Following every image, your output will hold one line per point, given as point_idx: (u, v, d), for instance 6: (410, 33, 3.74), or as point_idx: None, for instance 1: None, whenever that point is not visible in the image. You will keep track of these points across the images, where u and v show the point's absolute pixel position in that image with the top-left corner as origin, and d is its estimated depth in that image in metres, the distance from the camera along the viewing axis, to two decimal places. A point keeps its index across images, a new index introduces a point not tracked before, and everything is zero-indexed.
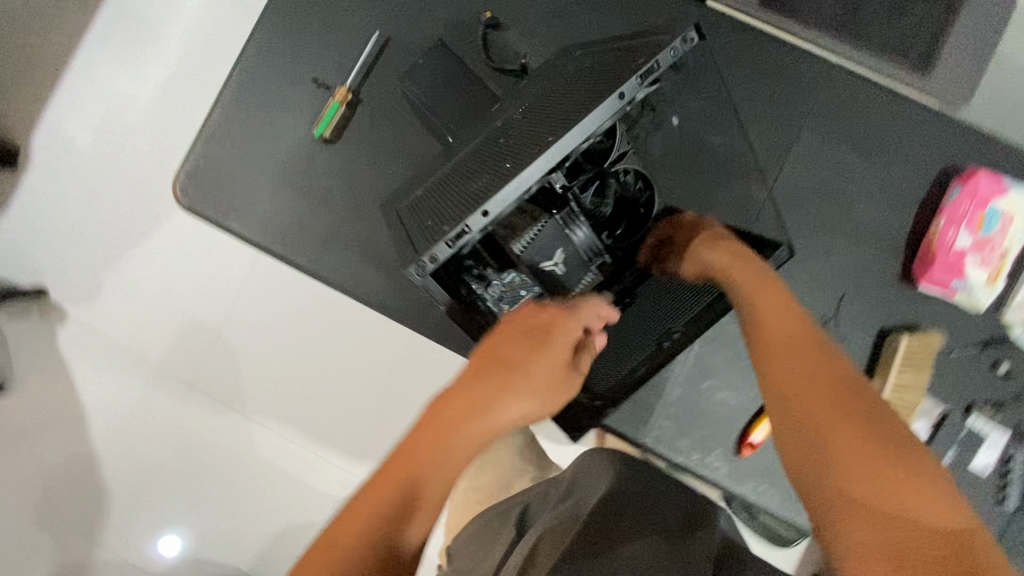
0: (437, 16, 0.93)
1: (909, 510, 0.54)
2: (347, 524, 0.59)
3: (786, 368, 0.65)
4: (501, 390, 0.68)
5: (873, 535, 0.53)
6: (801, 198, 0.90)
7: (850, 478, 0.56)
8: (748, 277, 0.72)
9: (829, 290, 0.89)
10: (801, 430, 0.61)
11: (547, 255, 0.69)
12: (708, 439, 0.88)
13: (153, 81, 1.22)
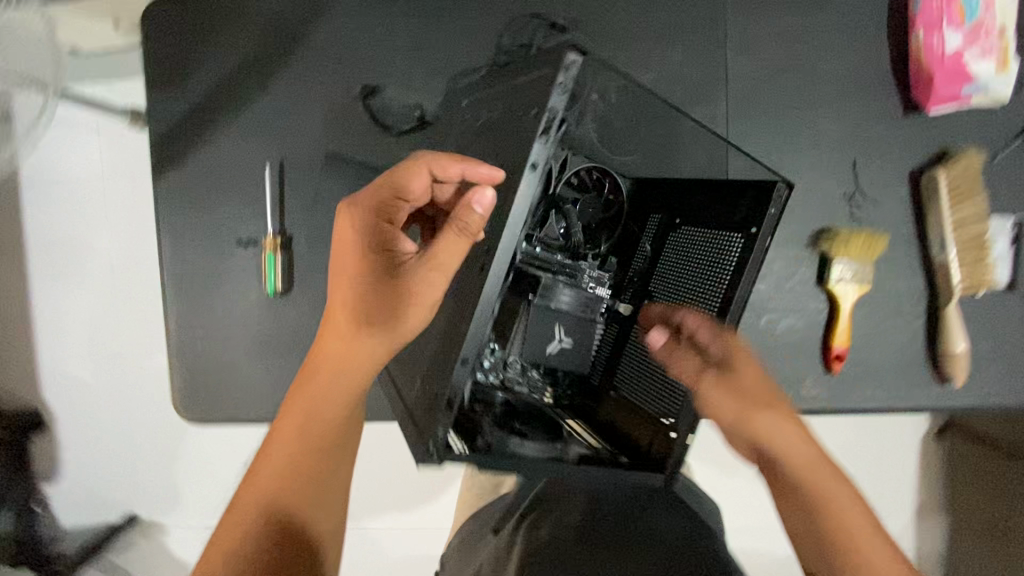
0: (320, 114, 0.87)
1: (838, 522, 0.56)
2: (265, 455, 0.59)
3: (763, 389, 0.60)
4: (364, 256, 0.61)
5: (811, 535, 0.58)
6: (762, 89, 0.80)
7: (800, 488, 0.58)
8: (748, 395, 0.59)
9: (839, 163, 0.81)
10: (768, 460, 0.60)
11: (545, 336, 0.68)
12: (795, 371, 0.82)
13: (78, 304, 1.09)
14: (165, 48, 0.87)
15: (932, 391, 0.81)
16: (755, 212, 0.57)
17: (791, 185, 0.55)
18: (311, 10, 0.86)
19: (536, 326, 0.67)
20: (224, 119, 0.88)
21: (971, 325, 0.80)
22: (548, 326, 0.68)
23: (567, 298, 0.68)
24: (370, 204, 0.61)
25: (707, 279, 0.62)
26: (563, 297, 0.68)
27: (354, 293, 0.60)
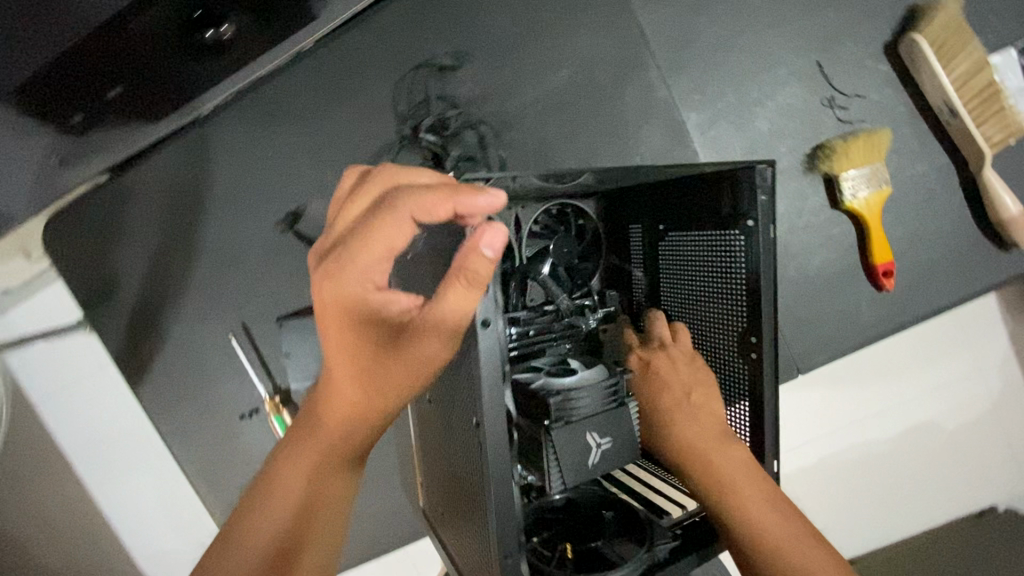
0: (260, 260, 0.81)
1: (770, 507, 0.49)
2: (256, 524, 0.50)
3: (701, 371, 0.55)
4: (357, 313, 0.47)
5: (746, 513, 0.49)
6: (689, 32, 0.71)
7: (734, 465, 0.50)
8: (686, 401, 0.53)
9: (804, 72, 0.71)
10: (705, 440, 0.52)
11: (581, 463, 0.46)
12: (848, 303, 0.74)
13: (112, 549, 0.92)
14: (83, 265, 0.82)
15: (997, 260, 0.73)
16: (747, 201, 0.51)
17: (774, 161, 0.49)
18: (200, 162, 0.79)
19: (564, 458, 0.45)
20: (171, 308, 0.82)
21: (1012, 176, 0.71)
22: (579, 449, 0.45)
23: (586, 399, 0.47)
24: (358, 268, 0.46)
25: (720, 279, 0.55)
26: (579, 401, 0.46)
27: (339, 349, 0.48)
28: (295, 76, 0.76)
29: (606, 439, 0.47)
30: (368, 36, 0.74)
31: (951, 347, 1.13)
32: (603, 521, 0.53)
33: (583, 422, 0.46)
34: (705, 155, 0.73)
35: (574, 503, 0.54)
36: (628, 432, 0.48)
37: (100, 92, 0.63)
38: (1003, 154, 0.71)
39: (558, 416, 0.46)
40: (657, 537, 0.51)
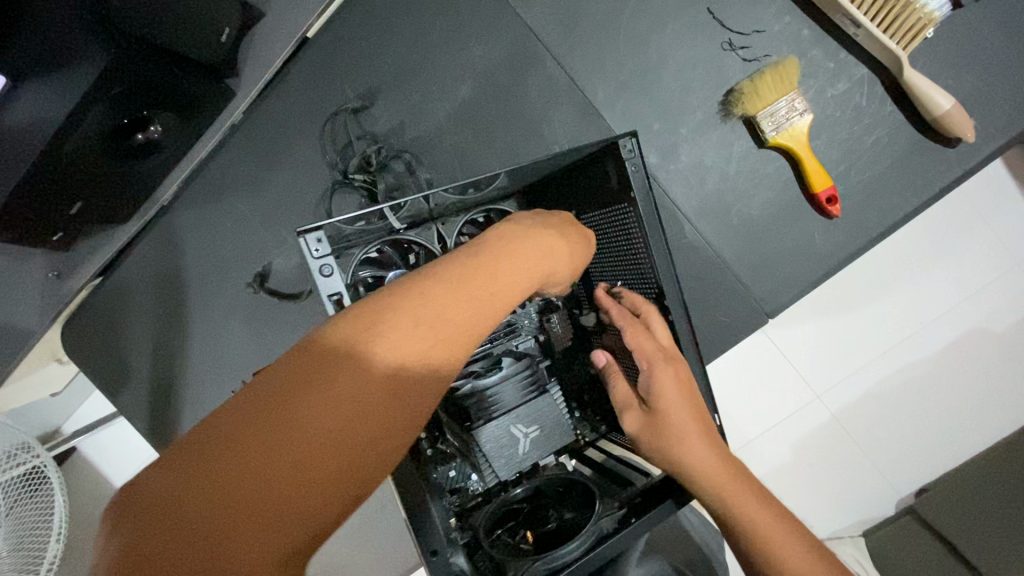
0: (243, 323, 0.87)
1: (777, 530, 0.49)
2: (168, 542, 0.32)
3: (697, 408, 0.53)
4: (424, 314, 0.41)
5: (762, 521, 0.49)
6: (572, 18, 0.73)
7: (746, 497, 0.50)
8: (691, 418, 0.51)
9: (695, 23, 0.71)
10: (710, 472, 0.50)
11: (511, 452, 0.57)
12: (802, 236, 0.73)
13: None
14: (97, 363, 0.91)
15: (948, 157, 0.70)
16: (623, 172, 0.57)
17: (634, 130, 0.55)
18: (171, 248, 0.87)
19: (491, 452, 0.56)
20: (178, 383, 0.90)
21: (940, 69, 0.68)
22: (507, 440, 0.57)
23: (506, 395, 0.60)
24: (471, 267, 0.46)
25: (627, 248, 0.60)
26: (500, 399, 0.59)
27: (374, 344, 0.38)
28: (232, 151, 0.83)
29: (531, 429, 0.59)
30: (285, 99, 0.80)
31: (956, 251, 1.08)
32: (564, 502, 0.57)
33: (505, 416, 0.58)
34: (621, 127, 0.73)
35: (538, 493, 0.58)
36: (548, 416, 0.60)
37: (63, 210, 0.70)
38: (923, 50, 0.68)
39: (481, 416, 0.59)
40: (604, 509, 0.52)
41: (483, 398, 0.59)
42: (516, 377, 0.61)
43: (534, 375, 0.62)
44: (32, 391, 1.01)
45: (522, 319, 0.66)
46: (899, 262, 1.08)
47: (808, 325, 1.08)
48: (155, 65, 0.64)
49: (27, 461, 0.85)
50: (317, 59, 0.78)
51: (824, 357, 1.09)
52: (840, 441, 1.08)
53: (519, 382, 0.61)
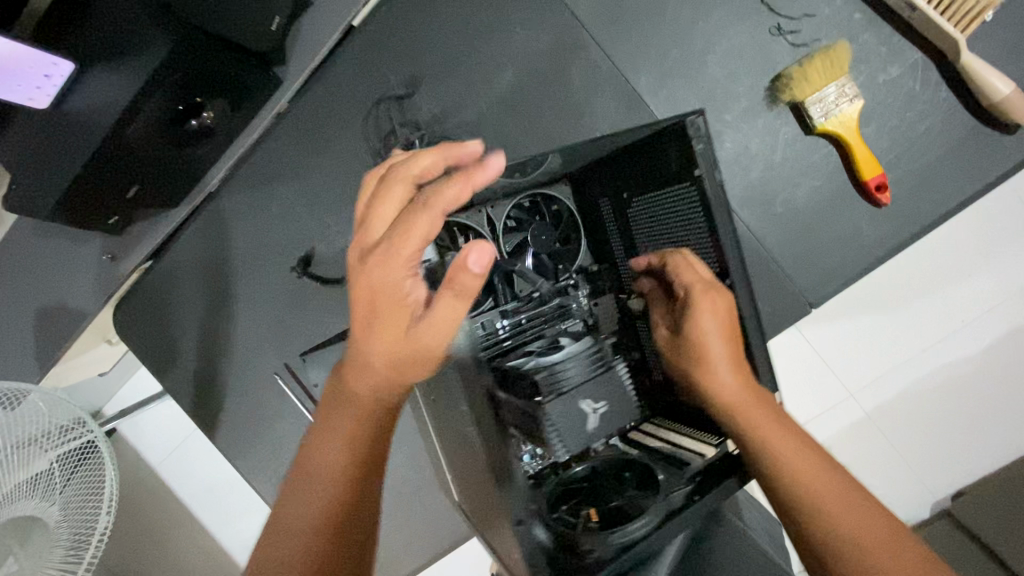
0: (285, 308, 0.89)
1: (809, 468, 0.52)
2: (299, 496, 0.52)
3: (735, 348, 0.55)
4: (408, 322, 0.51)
5: (796, 456, 0.52)
6: (616, 5, 0.73)
7: (778, 440, 0.52)
8: (725, 356, 0.55)
9: (743, 8, 0.70)
10: (744, 411, 0.53)
11: (581, 425, 0.60)
12: (848, 226, 0.72)
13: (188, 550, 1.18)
14: (148, 344, 0.94)
15: (1005, 145, 0.68)
16: (688, 152, 0.58)
17: (702, 110, 0.56)
18: (218, 234, 0.89)
19: (563, 426, 0.59)
20: (224, 364, 0.93)
21: (999, 53, 0.66)
22: (577, 414, 0.60)
23: (574, 371, 0.62)
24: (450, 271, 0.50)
25: (687, 226, 0.61)
26: (568, 375, 0.62)
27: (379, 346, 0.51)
28: (278, 139, 0.85)
29: (600, 404, 0.62)
30: (329, 88, 0.82)
31: (1005, 245, 1.05)
32: (622, 482, 0.59)
33: (575, 391, 0.61)
34: (663, 114, 0.73)
35: (596, 474, 0.61)
36: (613, 391, 0.63)
37: (122, 191, 0.73)
38: (982, 34, 0.66)
39: (552, 390, 0.60)
40: (674, 485, 0.55)
41: (553, 372, 0.61)
42: (583, 355, 0.64)
43: (600, 352, 0.65)
44: (81, 369, 1.05)
45: (573, 304, 0.72)
46: (942, 257, 1.06)
47: (842, 324, 1.07)
48: (212, 52, 0.67)
49: (79, 438, 0.90)
50: (361, 46, 0.79)
51: (860, 352, 1.07)
52: (875, 440, 1.06)
53: (587, 359, 0.64)
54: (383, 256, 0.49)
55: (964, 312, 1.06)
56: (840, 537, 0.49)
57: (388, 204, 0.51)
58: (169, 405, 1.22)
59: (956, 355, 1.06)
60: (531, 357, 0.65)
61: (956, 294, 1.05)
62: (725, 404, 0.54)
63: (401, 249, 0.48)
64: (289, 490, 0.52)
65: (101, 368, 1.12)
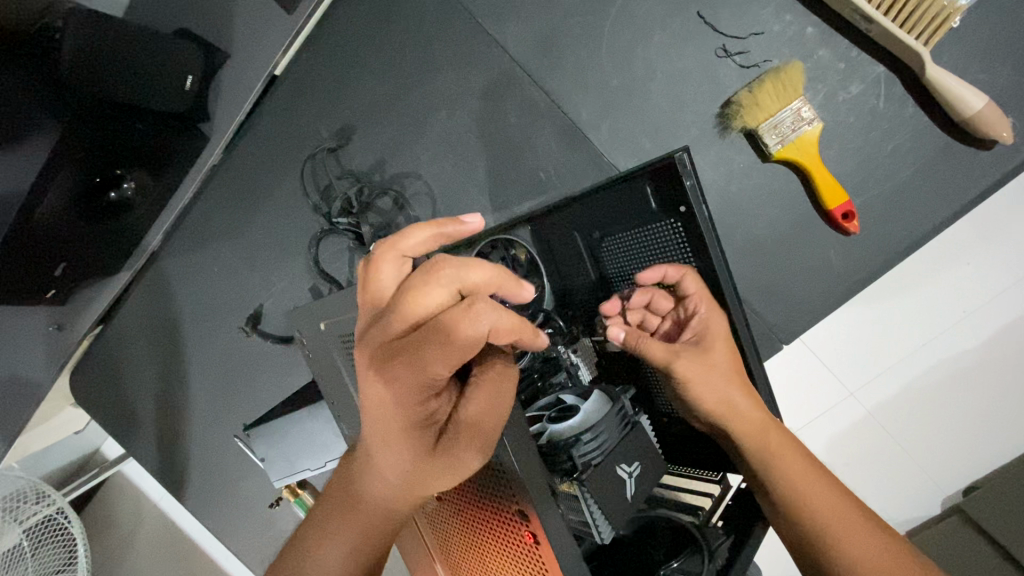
0: (240, 366, 0.86)
1: (824, 495, 0.47)
2: None
3: (741, 366, 0.51)
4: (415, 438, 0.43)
5: (810, 481, 0.47)
6: (551, 40, 0.69)
7: (791, 463, 0.48)
8: (735, 379, 0.49)
9: (685, 32, 0.65)
10: (754, 433, 0.48)
11: (620, 499, 0.47)
12: (816, 256, 0.66)
13: None
14: (104, 410, 0.91)
15: (982, 161, 0.62)
16: (673, 190, 0.51)
17: (686, 145, 0.49)
18: (164, 296, 0.86)
19: (603, 501, 0.46)
20: (185, 427, 0.90)
21: (965, 62, 0.61)
22: (613, 486, 0.47)
23: (603, 436, 0.48)
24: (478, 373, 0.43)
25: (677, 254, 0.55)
26: (598, 441, 0.48)
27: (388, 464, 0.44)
28: (216, 195, 0.81)
29: (634, 466, 0.48)
30: (264, 141, 0.79)
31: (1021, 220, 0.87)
32: (652, 544, 0.54)
33: (608, 460, 0.47)
34: (608, 149, 0.69)
35: (625, 539, 0.55)
36: (647, 449, 0.50)
37: (48, 271, 0.69)
38: (946, 42, 0.60)
39: (580, 465, 0.47)
40: (712, 540, 0.52)
41: (576, 443, 0.48)
42: (608, 412, 0.49)
43: (623, 407, 0.51)
44: (49, 435, 1.02)
45: (557, 352, 0.63)
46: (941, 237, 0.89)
47: (839, 317, 0.92)
48: (119, 121, 0.64)
49: (41, 511, 0.86)
50: (295, 99, 0.77)
51: (857, 349, 0.92)
52: (879, 441, 0.93)
53: (613, 418, 0.50)
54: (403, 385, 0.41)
55: (970, 298, 0.89)
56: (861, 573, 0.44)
57: (423, 302, 0.39)
58: (132, 466, 1.17)
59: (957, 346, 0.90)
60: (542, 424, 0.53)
61: (957, 277, 0.89)
62: (738, 430, 0.48)
63: (428, 370, 0.40)
64: None
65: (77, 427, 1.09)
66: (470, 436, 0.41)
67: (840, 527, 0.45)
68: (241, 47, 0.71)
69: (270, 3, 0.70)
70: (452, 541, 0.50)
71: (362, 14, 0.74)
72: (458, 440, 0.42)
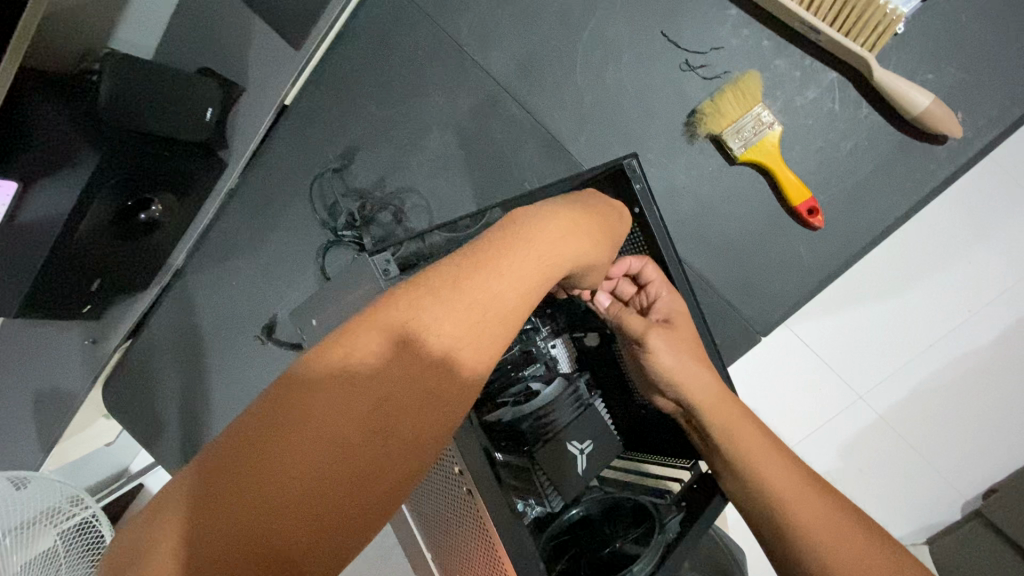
0: (255, 374, 0.92)
1: (774, 460, 0.56)
2: (220, 500, 0.35)
3: (699, 348, 0.61)
4: (474, 306, 0.44)
5: (763, 446, 0.57)
6: (531, 61, 0.77)
7: (746, 433, 0.57)
8: (697, 355, 0.61)
9: (651, 50, 0.72)
10: (713, 407, 0.58)
11: (571, 471, 0.59)
12: (788, 249, 0.70)
13: None
14: (131, 417, 0.98)
15: (937, 155, 0.67)
16: (628, 190, 0.65)
17: (634, 153, 0.65)
18: (187, 308, 0.94)
19: (552, 471, 0.58)
20: (203, 434, 0.94)
21: (914, 66, 0.68)
22: (565, 458, 0.59)
23: (560, 414, 0.62)
24: (550, 248, 0.49)
25: (643, 246, 0.68)
26: (555, 417, 0.61)
27: (448, 314, 0.43)
28: (235, 213, 0.90)
29: (586, 444, 0.60)
30: (277, 162, 0.87)
31: (1010, 218, 0.86)
32: (615, 522, 0.60)
33: (562, 432, 0.60)
34: (587, 158, 0.75)
35: (588, 520, 0.60)
36: (599, 429, 0.61)
37: (85, 288, 0.76)
38: (892, 47, 0.68)
39: (539, 437, 0.60)
40: (667, 515, 0.58)
41: (540, 417, 0.61)
42: (563, 395, 0.64)
43: (576, 392, 0.65)
44: (81, 445, 1.09)
45: (535, 346, 0.73)
46: (933, 237, 0.88)
47: (839, 317, 0.91)
48: None
49: (78, 513, 0.86)
50: (303, 123, 0.85)
51: (859, 349, 0.91)
52: (887, 445, 0.91)
53: (567, 400, 0.63)
54: (489, 271, 0.46)
55: (968, 298, 0.88)
56: (804, 528, 0.52)
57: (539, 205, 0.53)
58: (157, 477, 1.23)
59: (966, 345, 0.88)
60: (509, 406, 0.65)
61: (950, 276, 0.88)
62: (701, 404, 0.58)
63: (522, 238, 0.48)
64: (228, 472, 0.36)
65: (109, 437, 1.15)
66: (524, 302, 0.47)
67: (789, 487, 0.55)
68: (255, 79, 0.80)
69: (280, 41, 0.78)
70: (441, 505, 0.61)
71: (362, 48, 0.83)
72: (516, 308, 0.46)
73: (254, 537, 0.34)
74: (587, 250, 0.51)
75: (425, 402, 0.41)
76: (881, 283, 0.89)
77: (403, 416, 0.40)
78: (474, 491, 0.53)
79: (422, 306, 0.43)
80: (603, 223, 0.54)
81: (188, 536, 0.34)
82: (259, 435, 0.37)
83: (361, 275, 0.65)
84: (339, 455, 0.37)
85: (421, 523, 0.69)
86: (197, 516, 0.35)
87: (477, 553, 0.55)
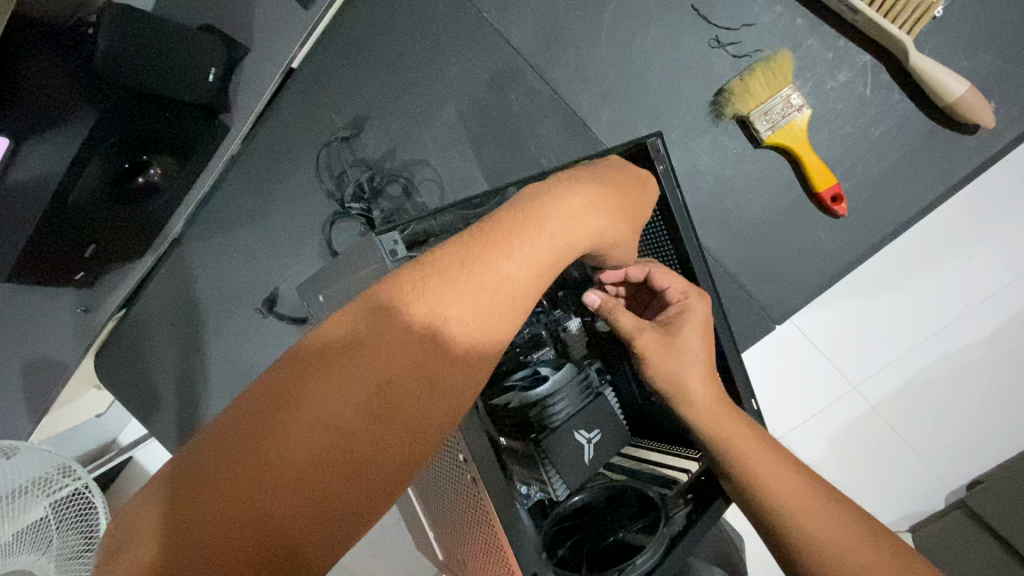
0: (255, 348, 0.89)
1: (780, 468, 0.55)
2: (205, 489, 0.33)
3: (705, 352, 0.59)
4: (475, 293, 0.42)
5: (769, 454, 0.55)
6: (553, 30, 0.74)
7: (750, 445, 0.55)
8: (703, 356, 0.58)
9: (680, 24, 0.70)
10: (716, 418, 0.56)
11: (575, 460, 0.57)
12: (810, 237, 0.69)
13: None
14: (123, 388, 0.95)
15: (967, 145, 0.66)
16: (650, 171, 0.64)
17: (658, 132, 0.63)
18: (185, 276, 0.91)
19: (554, 457, 0.56)
20: (201, 408, 0.91)
21: (950, 52, 0.66)
22: (569, 447, 0.57)
23: (564, 402, 0.59)
24: (557, 235, 0.46)
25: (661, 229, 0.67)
26: (559, 406, 0.59)
27: (449, 305, 0.41)
28: (236, 181, 0.87)
29: (594, 434, 0.58)
30: (282, 127, 0.84)
31: None
32: (618, 511, 0.61)
33: (566, 422, 0.58)
34: (608, 136, 0.73)
35: (592, 506, 0.61)
36: (608, 417, 0.60)
37: (79, 252, 0.73)
38: (929, 31, 0.66)
39: (543, 426, 0.58)
40: (672, 508, 0.59)
41: (543, 406, 0.59)
42: (569, 382, 0.61)
43: (586, 379, 0.63)
44: (73, 417, 1.06)
45: (544, 331, 0.74)
46: (946, 229, 0.87)
47: (846, 308, 0.90)
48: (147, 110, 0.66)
49: (69, 485, 0.82)
50: (310, 89, 0.82)
51: (863, 340, 0.90)
52: (885, 437, 0.91)
53: (574, 386, 0.61)
54: (495, 255, 0.43)
55: (973, 291, 0.87)
56: (815, 538, 0.51)
57: (547, 185, 0.50)
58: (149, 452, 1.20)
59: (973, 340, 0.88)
60: (516, 392, 0.64)
61: (961, 269, 0.87)
62: (703, 413, 0.56)
63: (532, 220, 0.46)
64: (217, 460, 0.34)
65: (100, 409, 1.12)
66: (534, 286, 0.45)
67: (797, 497, 0.53)
68: (262, 40, 0.76)
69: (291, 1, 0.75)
70: (447, 494, 0.60)
71: (376, 11, 0.79)
72: (518, 298, 0.44)
73: (244, 527, 0.33)
74: (597, 233, 0.49)
75: (423, 393, 0.39)
76: (891, 275, 0.89)
77: (399, 409, 0.38)
78: (478, 482, 0.52)
79: (421, 295, 0.41)
80: (620, 198, 0.52)
81: (172, 527, 0.33)
82: (244, 426, 0.35)
83: (365, 261, 0.63)
84: (327, 453, 0.35)
85: (425, 504, 0.68)
86: (183, 502, 0.33)
87: (481, 541, 0.55)
